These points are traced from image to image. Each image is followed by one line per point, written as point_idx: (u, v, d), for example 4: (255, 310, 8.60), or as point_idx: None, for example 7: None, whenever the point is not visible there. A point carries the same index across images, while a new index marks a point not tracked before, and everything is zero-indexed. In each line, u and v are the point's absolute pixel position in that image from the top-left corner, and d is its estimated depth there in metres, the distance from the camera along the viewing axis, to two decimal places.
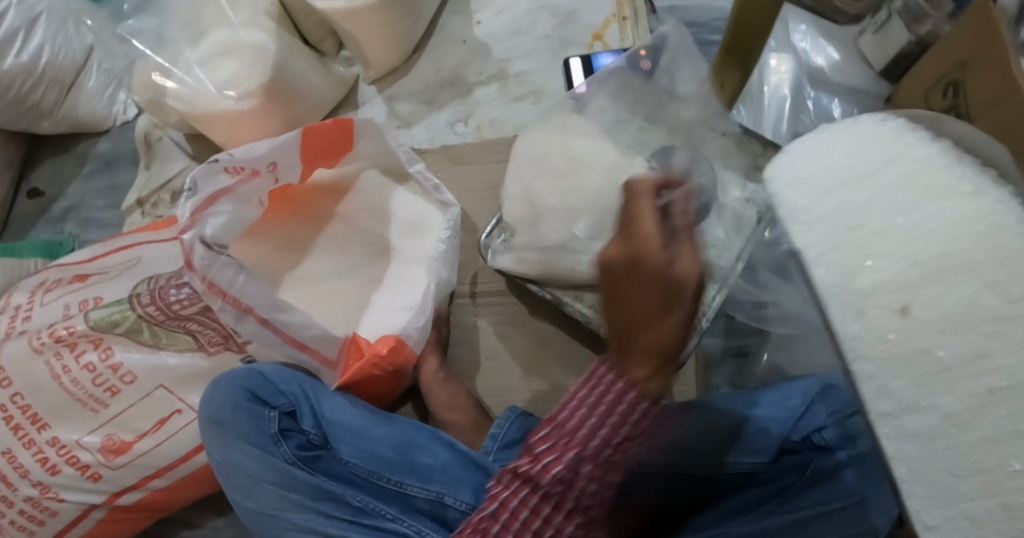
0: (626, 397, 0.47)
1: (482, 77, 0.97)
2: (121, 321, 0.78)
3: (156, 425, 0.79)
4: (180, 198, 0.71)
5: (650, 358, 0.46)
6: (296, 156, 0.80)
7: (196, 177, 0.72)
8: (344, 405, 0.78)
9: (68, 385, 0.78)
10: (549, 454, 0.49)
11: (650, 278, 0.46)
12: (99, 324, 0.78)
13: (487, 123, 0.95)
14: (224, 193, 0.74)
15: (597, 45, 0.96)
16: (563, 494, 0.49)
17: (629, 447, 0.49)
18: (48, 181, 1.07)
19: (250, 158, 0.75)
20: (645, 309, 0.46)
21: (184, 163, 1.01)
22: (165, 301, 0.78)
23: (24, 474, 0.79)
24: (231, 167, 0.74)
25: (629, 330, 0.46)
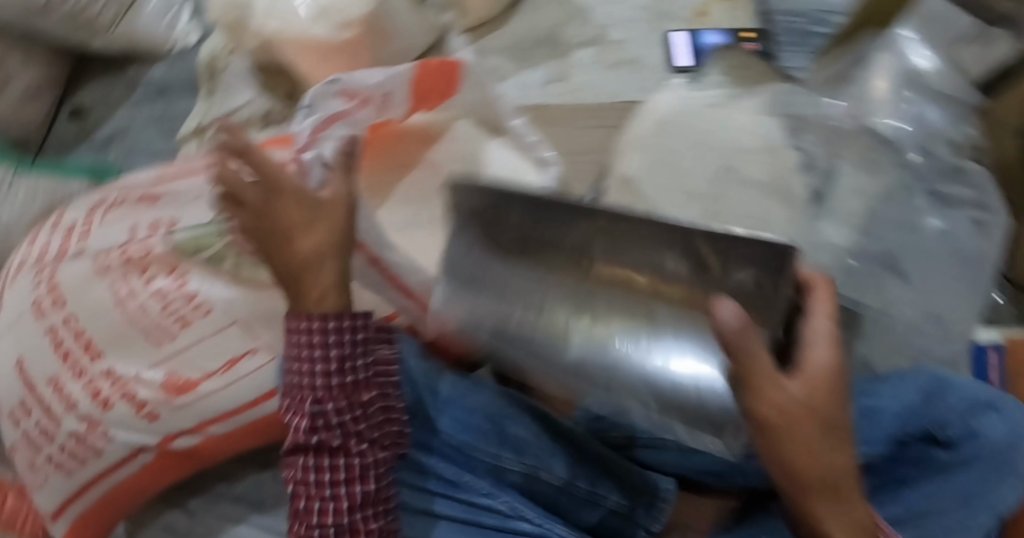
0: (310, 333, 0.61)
1: (581, 40, 0.92)
2: (205, 247, 0.72)
3: (228, 364, 0.72)
4: (298, 117, 0.67)
5: (319, 292, 0.61)
6: (407, 92, 0.74)
7: (311, 97, 0.67)
8: (434, 368, 0.71)
9: (136, 311, 0.71)
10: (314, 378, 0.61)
11: (304, 199, 0.60)
12: (182, 247, 0.72)
13: (582, 87, 0.89)
14: (337, 117, 0.68)
15: (700, 21, 0.93)
16: (324, 435, 0.61)
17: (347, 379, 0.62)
18: (94, 102, 0.97)
19: (365, 83, 0.69)
20: (281, 238, 0.59)
21: (249, 95, 0.94)
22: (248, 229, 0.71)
23: (72, 406, 0.71)
24: (345, 91, 0.68)
25: (290, 243, 0.59)
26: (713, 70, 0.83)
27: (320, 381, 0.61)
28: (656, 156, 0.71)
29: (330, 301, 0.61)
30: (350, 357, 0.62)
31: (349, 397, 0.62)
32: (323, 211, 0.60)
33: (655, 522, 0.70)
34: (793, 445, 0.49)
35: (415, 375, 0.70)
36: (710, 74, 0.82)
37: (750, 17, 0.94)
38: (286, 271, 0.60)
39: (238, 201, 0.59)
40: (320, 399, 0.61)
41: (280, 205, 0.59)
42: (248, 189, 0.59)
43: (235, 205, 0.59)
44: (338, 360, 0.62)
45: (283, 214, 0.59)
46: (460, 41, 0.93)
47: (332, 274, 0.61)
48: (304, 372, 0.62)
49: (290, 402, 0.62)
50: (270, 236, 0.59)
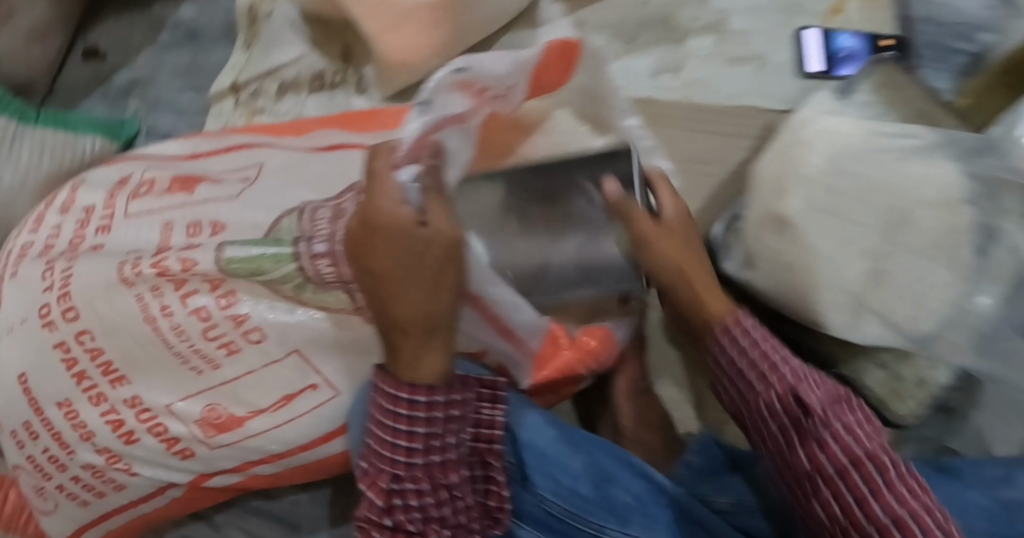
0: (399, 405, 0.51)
1: (699, 24, 0.78)
2: (264, 270, 0.58)
3: (281, 402, 0.61)
4: (412, 113, 0.51)
5: (421, 354, 0.50)
6: (523, 82, 0.61)
7: (437, 86, 0.51)
8: (539, 423, 0.60)
9: (168, 334, 0.59)
10: (403, 456, 0.52)
11: (403, 238, 0.47)
12: (236, 267, 0.58)
13: (697, 83, 0.76)
14: (453, 120, 0.54)
15: (835, 19, 0.79)
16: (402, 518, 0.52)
17: (437, 453, 0.53)
18: (111, 42, 0.82)
19: (489, 74, 0.56)
20: (384, 285, 0.48)
21: (299, 51, 0.80)
22: (317, 253, 0.58)
23: (88, 436, 0.60)
24: (468, 82, 0.54)
25: (398, 296, 0.48)
26: (862, 85, 0.70)
27: (400, 455, 0.52)
28: (815, 198, 0.59)
29: (432, 367, 0.51)
30: (441, 431, 0.52)
31: (432, 476, 0.53)
32: (438, 254, 0.48)
33: None
34: (685, 285, 0.57)
35: (515, 431, 0.60)
36: (859, 89, 0.69)
37: (889, 22, 0.80)
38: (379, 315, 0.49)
39: (387, 247, 0.47)
40: (399, 476, 0.52)
41: (378, 243, 0.47)
42: (400, 228, 0.47)
43: (376, 254, 0.47)
44: (425, 434, 0.52)
45: (405, 256, 0.47)
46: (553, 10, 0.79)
47: (441, 337, 0.50)
48: (387, 442, 0.52)
49: (367, 469, 0.53)
50: (382, 275, 0.48)
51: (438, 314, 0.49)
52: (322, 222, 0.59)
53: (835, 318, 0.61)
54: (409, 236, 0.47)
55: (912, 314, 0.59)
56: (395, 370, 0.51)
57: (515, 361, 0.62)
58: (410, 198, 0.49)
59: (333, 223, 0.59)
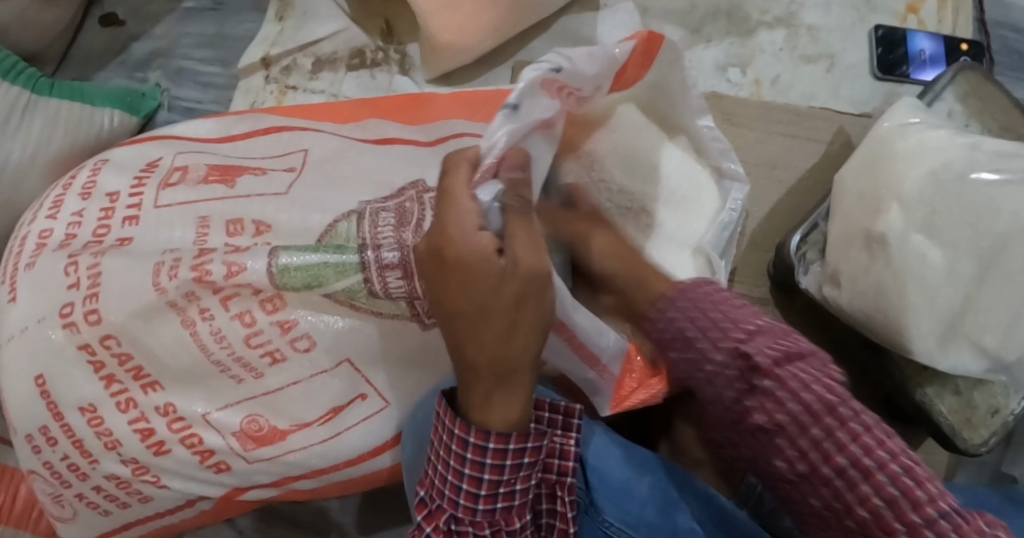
0: (467, 447, 0.45)
1: (768, 17, 0.73)
2: (324, 281, 0.52)
3: (329, 414, 0.56)
4: (496, 117, 0.43)
5: (492, 397, 0.44)
6: (603, 85, 0.55)
7: (523, 88, 0.44)
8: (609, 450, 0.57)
9: (207, 340, 0.54)
10: (468, 498, 0.46)
11: (475, 277, 0.40)
12: (290, 279, 0.52)
13: (769, 81, 0.72)
14: (542, 125, 0.47)
15: (910, 20, 0.74)
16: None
17: (504, 500, 0.47)
18: (129, 4, 0.75)
19: (572, 75, 0.50)
20: (459, 322, 0.42)
21: (339, 25, 0.74)
22: (387, 263, 0.52)
23: (113, 446, 0.55)
24: (553, 84, 0.48)
25: (470, 338, 0.42)
26: (947, 93, 0.66)
27: (463, 499, 0.46)
28: (911, 218, 0.55)
29: (507, 411, 0.45)
30: (510, 480, 0.46)
31: (496, 523, 0.47)
32: (517, 290, 0.41)
33: None
34: None
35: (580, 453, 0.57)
36: (945, 95, 0.66)
37: (967, 25, 0.74)
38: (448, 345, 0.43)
39: (457, 276, 0.40)
40: (461, 518, 0.47)
41: (452, 281, 0.41)
42: (472, 252, 0.40)
43: (446, 281, 0.41)
44: (492, 481, 0.46)
45: (480, 291, 0.40)
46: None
47: (519, 384, 0.44)
48: (449, 483, 0.47)
49: (425, 500, 0.48)
50: (453, 313, 0.42)
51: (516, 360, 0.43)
52: (385, 227, 0.54)
53: (923, 345, 0.56)
54: (489, 272, 0.40)
55: (1005, 344, 0.56)
56: (466, 410, 0.45)
57: (590, 388, 0.55)
58: (490, 221, 0.42)
59: (397, 232, 0.54)
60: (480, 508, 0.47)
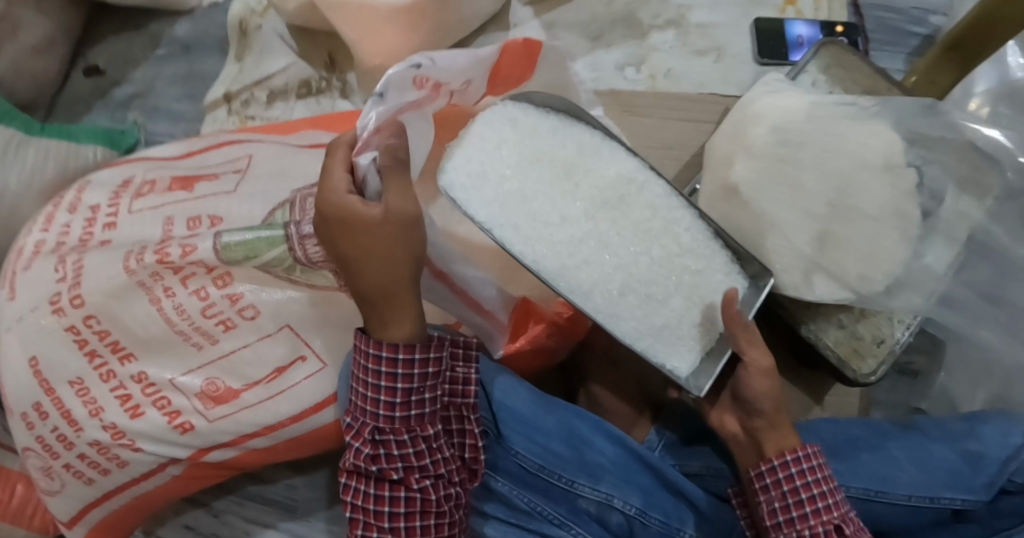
0: (378, 362, 0.56)
1: (659, 21, 0.82)
2: (258, 252, 0.60)
3: (273, 374, 0.64)
4: (365, 104, 0.54)
5: (388, 316, 0.56)
6: (484, 80, 0.64)
7: (388, 81, 0.54)
8: (514, 384, 0.63)
9: (170, 313, 0.63)
10: (387, 409, 0.57)
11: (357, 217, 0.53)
12: (230, 253, 0.60)
13: (662, 74, 0.80)
14: (410, 110, 0.57)
15: (789, 11, 0.84)
16: (387, 467, 0.57)
17: (415, 406, 0.57)
18: (110, 57, 0.88)
19: (444, 70, 0.59)
20: (348, 262, 0.54)
21: (287, 60, 0.85)
22: (305, 234, 0.59)
23: (96, 412, 0.65)
24: (423, 78, 0.57)
25: (359, 272, 0.55)
26: (811, 66, 0.75)
27: (382, 408, 0.57)
28: (762, 168, 0.63)
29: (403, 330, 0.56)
30: (419, 387, 0.57)
31: (413, 429, 0.58)
32: (392, 230, 0.53)
33: None
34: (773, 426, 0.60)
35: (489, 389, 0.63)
36: (809, 68, 0.74)
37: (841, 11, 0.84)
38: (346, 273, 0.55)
39: (341, 225, 0.53)
40: (382, 429, 0.57)
41: (337, 230, 0.54)
42: (347, 202, 0.53)
43: (334, 230, 0.54)
44: (405, 390, 0.57)
45: (359, 234, 0.53)
46: (525, 12, 0.83)
47: (408, 306, 0.56)
48: (368, 399, 0.57)
49: (351, 423, 0.58)
50: (345, 255, 0.54)
51: (398, 284, 0.55)
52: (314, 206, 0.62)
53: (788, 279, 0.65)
54: (363, 218, 0.52)
55: (869, 274, 0.63)
56: (371, 331, 0.57)
57: (485, 332, 0.65)
58: (368, 184, 0.55)
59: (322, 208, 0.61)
60: (399, 417, 0.57)
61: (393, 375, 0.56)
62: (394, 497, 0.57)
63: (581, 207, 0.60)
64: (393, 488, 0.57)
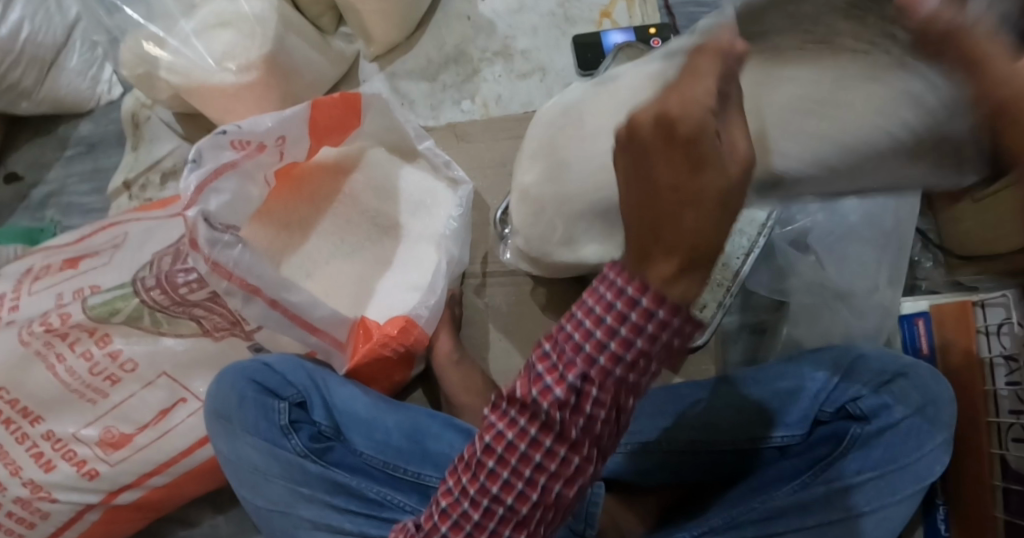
0: (633, 311, 0.40)
1: (487, 53, 0.92)
2: (116, 308, 0.73)
3: (158, 416, 0.75)
4: (184, 170, 0.66)
5: (672, 266, 0.39)
6: (303, 131, 0.76)
7: (201, 149, 0.67)
8: (353, 392, 0.73)
9: (63, 375, 0.73)
10: (554, 372, 0.43)
11: (709, 163, 0.37)
12: (96, 313, 0.72)
13: (493, 101, 0.91)
14: (227, 168, 0.70)
15: (605, 23, 0.93)
16: (569, 420, 0.43)
17: (648, 370, 0.43)
18: (27, 165, 1.00)
19: (256, 131, 0.71)
20: (659, 205, 0.38)
21: (174, 143, 0.97)
22: (149, 285, 0.73)
23: (16, 471, 0.73)
24: (236, 141, 0.69)
25: (657, 215, 0.38)
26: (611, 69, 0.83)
27: (608, 365, 0.42)
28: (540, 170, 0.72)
29: (683, 286, 0.39)
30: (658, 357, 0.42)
31: (619, 397, 0.43)
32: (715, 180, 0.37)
33: (587, 527, 0.72)
34: None
35: (332, 401, 0.72)
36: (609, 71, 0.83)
37: (654, 13, 0.92)
38: (639, 233, 0.39)
39: (688, 159, 0.37)
40: (577, 373, 0.42)
41: (656, 162, 0.38)
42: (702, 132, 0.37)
43: (657, 161, 0.38)
44: (639, 351, 0.42)
45: (669, 180, 0.37)
46: (370, 68, 0.94)
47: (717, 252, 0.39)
48: (584, 346, 0.42)
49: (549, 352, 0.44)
50: (645, 204, 0.38)
51: (710, 241, 0.38)
52: (167, 265, 0.73)
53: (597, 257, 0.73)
54: (704, 164, 0.37)
55: None
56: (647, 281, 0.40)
57: (328, 351, 0.74)
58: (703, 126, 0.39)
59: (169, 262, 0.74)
60: (562, 359, 0.43)
61: (610, 323, 0.41)
62: (525, 458, 0.44)
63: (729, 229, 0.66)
64: (529, 449, 0.44)
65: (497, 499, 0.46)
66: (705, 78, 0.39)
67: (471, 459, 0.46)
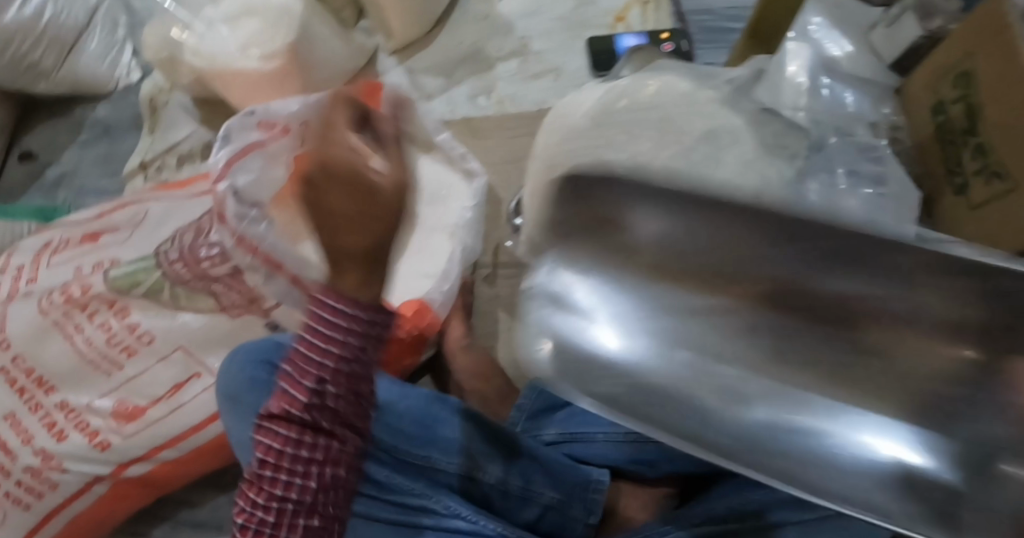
0: (352, 323, 0.56)
1: (503, 53, 0.95)
2: (138, 280, 0.74)
3: (173, 389, 0.75)
4: (215, 147, 0.75)
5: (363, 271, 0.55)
6: None
7: (231, 127, 0.76)
8: None
9: (81, 345, 0.74)
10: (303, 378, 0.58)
11: (370, 191, 0.52)
12: (117, 284, 0.74)
13: (507, 99, 0.92)
14: None
15: (619, 27, 0.96)
16: (312, 414, 0.58)
17: (360, 365, 0.59)
18: (42, 145, 1.01)
19: (281, 112, 0.78)
20: (366, 218, 0.52)
21: (192, 129, 0.98)
22: (172, 259, 0.75)
23: (28, 440, 0.74)
24: (262, 121, 0.77)
25: (341, 230, 0.53)
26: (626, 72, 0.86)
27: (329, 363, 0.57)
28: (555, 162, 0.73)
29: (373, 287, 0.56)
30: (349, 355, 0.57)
31: (355, 386, 0.59)
32: (393, 199, 0.53)
33: (589, 515, 0.74)
34: None
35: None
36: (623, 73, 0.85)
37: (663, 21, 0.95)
38: (332, 252, 0.54)
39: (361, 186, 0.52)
40: (321, 379, 0.57)
41: (355, 203, 0.52)
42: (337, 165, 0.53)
43: (348, 191, 0.52)
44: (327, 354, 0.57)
45: (359, 211, 0.53)
46: (389, 62, 0.97)
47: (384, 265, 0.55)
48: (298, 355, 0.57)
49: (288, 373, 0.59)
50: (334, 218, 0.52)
51: (387, 247, 0.55)
52: (190, 238, 0.76)
53: None
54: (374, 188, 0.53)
55: None
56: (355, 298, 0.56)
57: None
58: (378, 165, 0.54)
59: (190, 236, 0.76)
60: (301, 368, 0.58)
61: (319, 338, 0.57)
62: (303, 442, 0.58)
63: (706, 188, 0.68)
64: (303, 437, 0.58)
65: (285, 484, 0.58)
66: (344, 102, 0.56)
67: (265, 451, 0.59)
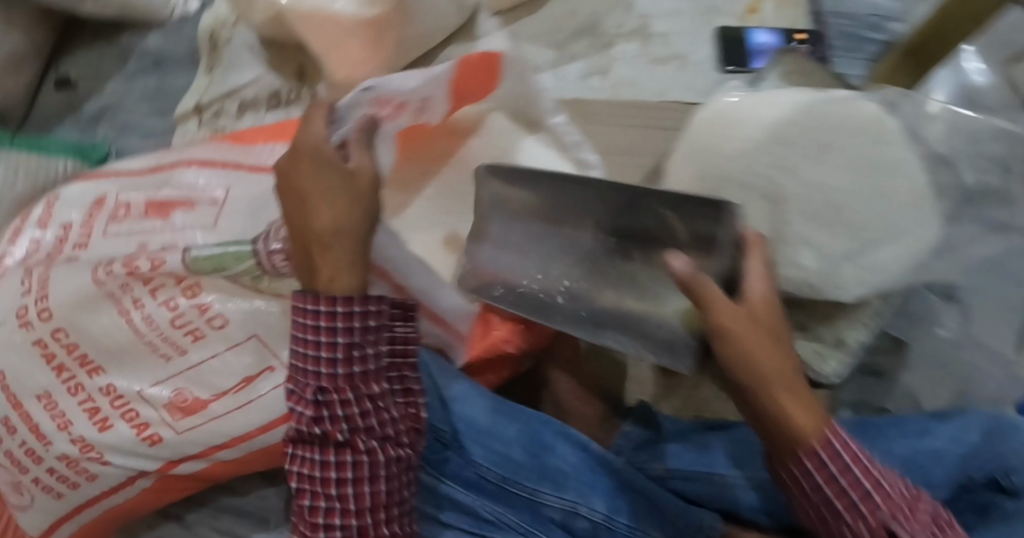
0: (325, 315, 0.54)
1: (623, 30, 0.85)
2: (225, 264, 0.64)
3: (242, 383, 0.65)
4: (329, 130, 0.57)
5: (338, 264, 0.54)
6: (444, 94, 0.68)
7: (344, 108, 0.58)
8: (472, 395, 0.67)
9: (140, 324, 0.64)
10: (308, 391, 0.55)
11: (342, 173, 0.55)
12: (197, 263, 0.63)
13: (623, 83, 0.82)
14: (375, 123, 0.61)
15: (751, 18, 0.85)
16: (330, 427, 0.54)
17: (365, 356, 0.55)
18: (83, 72, 0.89)
19: (399, 90, 0.62)
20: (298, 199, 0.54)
21: (257, 72, 0.85)
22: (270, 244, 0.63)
23: (65, 425, 0.65)
24: (380, 98, 0.60)
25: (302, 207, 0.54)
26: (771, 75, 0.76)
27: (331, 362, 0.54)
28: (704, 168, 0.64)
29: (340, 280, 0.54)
30: (360, 340, 0.55)
31: (360, 386, 0.55)
32: (362, 184, 0.55)
33: None
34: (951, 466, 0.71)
35: (454, 406, 0.66)
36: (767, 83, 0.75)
37: (801, 17, 0.85)
38: (302, 235, 0.55)
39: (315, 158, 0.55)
40: (324, 387, 0.54)
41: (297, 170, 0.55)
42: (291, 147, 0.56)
43: (308, 159, 0.55)
44: (343, 346, 0.54)
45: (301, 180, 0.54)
46: (491, 23, 0.86)
47: (352, 243, 0.54)
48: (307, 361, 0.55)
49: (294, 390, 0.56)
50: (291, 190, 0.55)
51: (351, 227, 0.54)
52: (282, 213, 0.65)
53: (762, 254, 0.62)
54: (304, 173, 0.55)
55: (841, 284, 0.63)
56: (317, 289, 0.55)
57: (445, 341, 0.69)
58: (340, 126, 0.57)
59: (284, 212, 0.65)
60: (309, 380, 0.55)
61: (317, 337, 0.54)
62: (338, 464, 0.55)
63: (885, 226, 0.61)
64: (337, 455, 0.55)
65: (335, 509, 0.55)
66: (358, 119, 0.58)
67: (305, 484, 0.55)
